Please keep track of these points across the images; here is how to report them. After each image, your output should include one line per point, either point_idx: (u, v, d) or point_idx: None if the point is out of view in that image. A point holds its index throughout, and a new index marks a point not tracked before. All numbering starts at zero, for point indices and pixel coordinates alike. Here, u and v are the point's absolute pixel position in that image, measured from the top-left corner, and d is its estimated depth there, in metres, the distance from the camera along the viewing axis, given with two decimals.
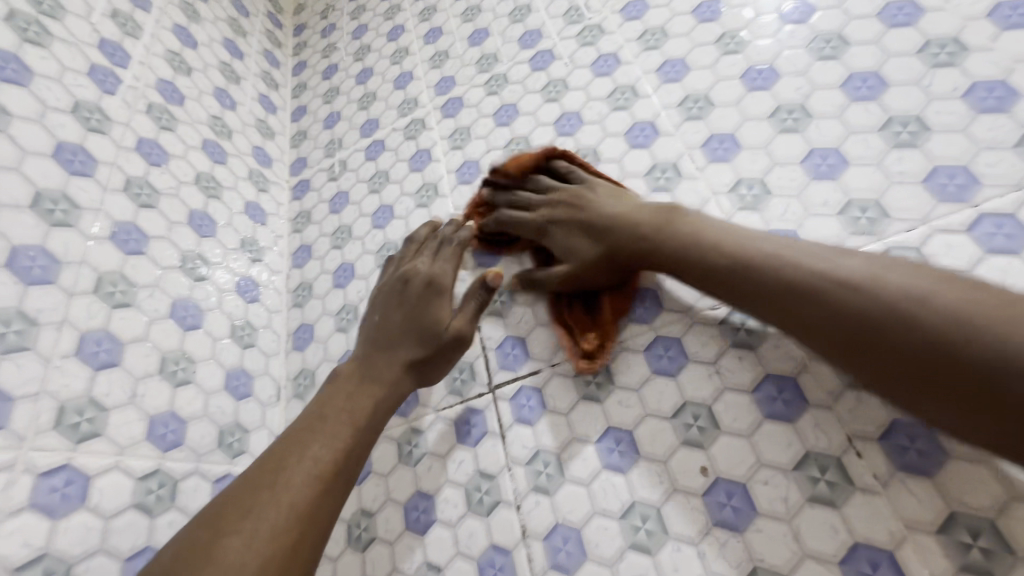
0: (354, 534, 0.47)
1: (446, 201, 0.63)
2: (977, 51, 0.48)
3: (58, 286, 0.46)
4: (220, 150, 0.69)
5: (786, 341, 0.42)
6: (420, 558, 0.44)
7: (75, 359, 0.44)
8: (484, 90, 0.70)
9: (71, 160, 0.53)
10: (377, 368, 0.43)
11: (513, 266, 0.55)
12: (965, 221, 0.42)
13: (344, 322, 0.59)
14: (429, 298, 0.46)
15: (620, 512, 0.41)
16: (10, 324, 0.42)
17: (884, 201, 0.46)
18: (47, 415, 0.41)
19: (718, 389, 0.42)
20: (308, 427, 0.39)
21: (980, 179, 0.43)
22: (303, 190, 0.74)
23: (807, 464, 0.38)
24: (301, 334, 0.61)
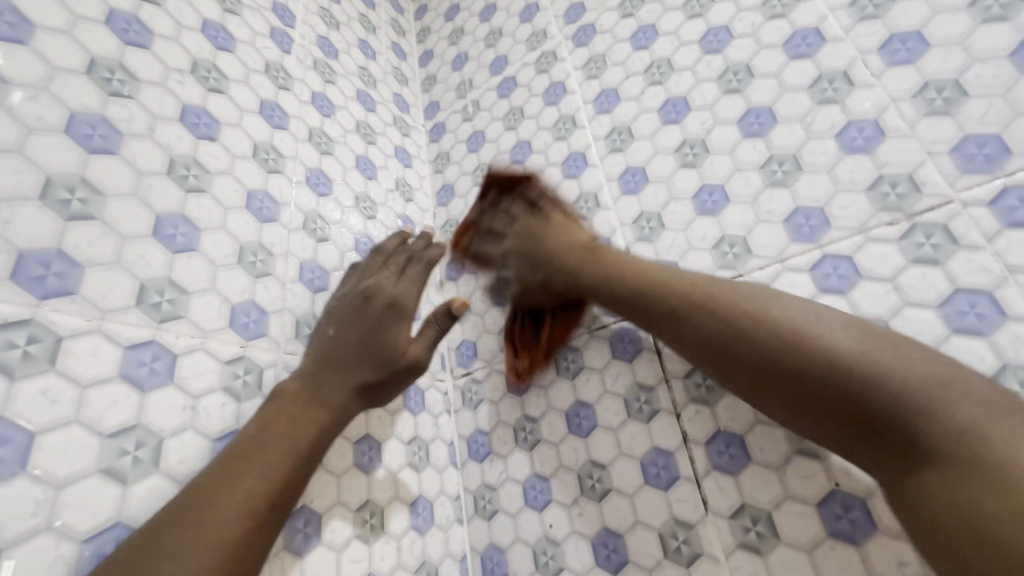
0: (521, 435, 0.61)
1: (585, 132, 0.69)
2: None
3: (281, 222, 0.56)
4: (370, 100, 0.77)
5: (982, 255, 0.43)
6: (585, 456, 0.56)
7: (301, 284, 0.54)
8: (619, 13, 0.72)
9: (272, 115, 0.61)
10: (326, 389, 0.43)
11: (661, 191, 0.60)
12: None
13: None
14: (390, 319, 0.47)
15: None
16: (257, 254, 0.52)
17: None
18: (290, 326, 0.52)
19: (897, 305, 0.45)
20: (244, 453, 0.38)
21: None
22: (439, 133, 0.84)
23: (1005, 377, 0.40)
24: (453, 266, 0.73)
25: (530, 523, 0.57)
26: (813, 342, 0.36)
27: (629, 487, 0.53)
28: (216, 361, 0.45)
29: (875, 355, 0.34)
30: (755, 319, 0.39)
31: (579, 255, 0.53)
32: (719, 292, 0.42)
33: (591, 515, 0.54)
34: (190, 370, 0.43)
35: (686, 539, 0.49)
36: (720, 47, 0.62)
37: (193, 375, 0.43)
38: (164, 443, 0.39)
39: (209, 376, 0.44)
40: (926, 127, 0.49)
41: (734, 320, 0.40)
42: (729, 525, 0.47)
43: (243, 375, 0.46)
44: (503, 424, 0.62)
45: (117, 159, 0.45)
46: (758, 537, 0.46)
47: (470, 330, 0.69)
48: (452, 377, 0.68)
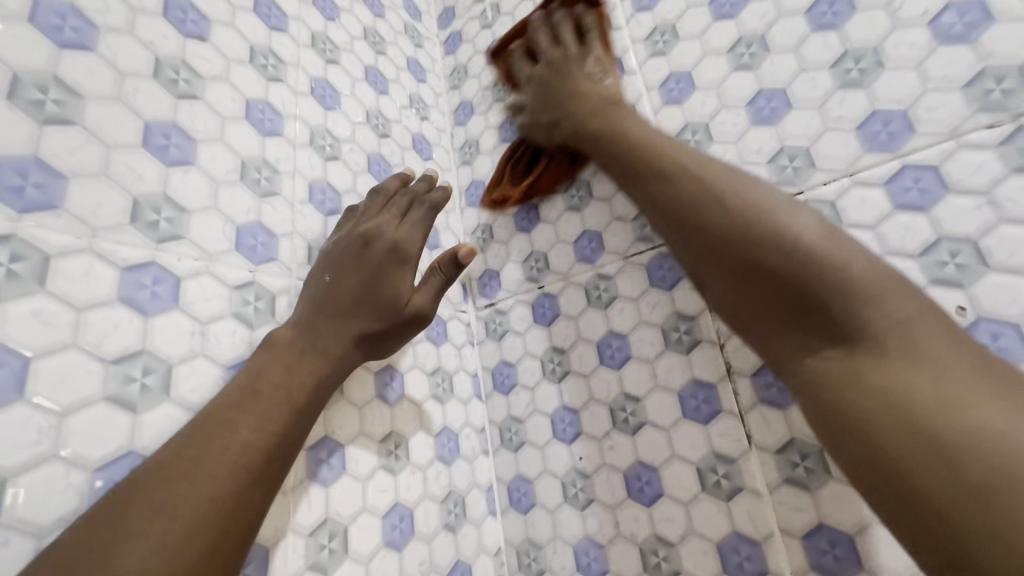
0: (549, 367, 0.58)
1: (622, 33, 0.60)
2: None
3: (286, 137, 0.50)
4: (378, 3, 0.69)
5: None
6: (617, 388, 0.53)
7: (311, 205, 0.50)
8: None
9: (269, 15, 0.54)
10: (322, 338, 0.39)
11: (710, 99, 0.53)
12: None
13: None
14: (391, 264, 0.43)
15: None
16: (261, 171, 0.47)
17: None
18: (302, 250, 0.48)
19: (991, 222, 0.40)
20: (236, 403, 0.34)
21: None
22: (455, 43, 0.75)
23: None
24: (473, 191, 0.68)
25: (558, 455, 0.55)
26: (780, 226, 0.34)
27: (665, 420, 0.50)
28: (224, 286, 0.41)
29: (843, 253, 0.32)
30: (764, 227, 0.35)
31: (594, 108, 0.50)
32: (726, 189, 0.38)
33: (624, 448, 0.51)
34: (196, 294, 0.39)
35: (727, 473, 0.46)
36: None
37: (200, 300, 0.40)
38: (174, 370, 0.37)
39: (218, 302, 0.41)
40: None
41: (742, 222, 0.36)
42: (775, 460, 0.45)
43: (254, 301, 0.43)
44: (530, 356, 0.59)
45: (94, 58, 0.39)
46: (807, 473, 0.43)
47: (492, 260, 0.64)
48: (474, 309, 0.65)
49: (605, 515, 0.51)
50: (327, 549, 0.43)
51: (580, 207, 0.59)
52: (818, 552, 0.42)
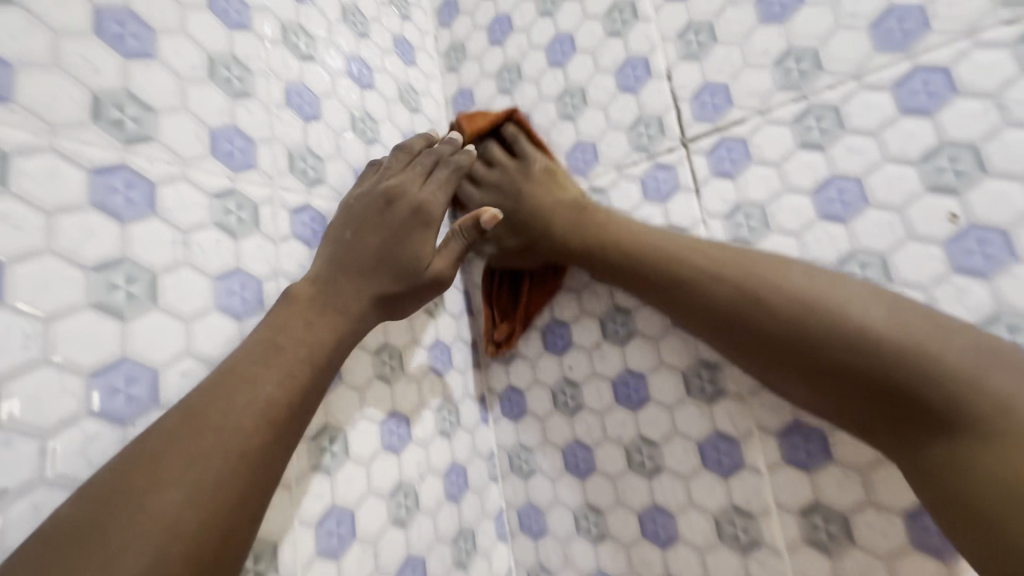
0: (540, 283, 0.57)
1: None
2: None
3: (255, 33, 0.46)
4: None
5: None
6: (607, 302, 0.54)
7: (289, 110, 0.46)
8: None
9: None
10: (342, 296, 0.38)
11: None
12: None
13: (507, 83, 0.60)
14: (415, 225, 0.42)
15: (836, 261, 0.43)
16: (231, 69, 0.43)
17: None
18: (283, 159, 0.45)
19: (996, 126, 0.40)
20: (258, 356, 0.33)
21: None
22: None
23: None
24: (460, 100, 0.64)
25: (549, 366, 0.57)
26: (765, 302, 0.38)
27: (653, 331, 0.51)
28: (202, 194, 0.39)
29: (823, 306, 0.36)
30: (715, 273, 0.41)
31: (565, 216, 0.48)
32: (709, 265, 0.41)
33: (613, 359, 0.53)
34: (174, 203, 0.37)
35: (711, 377, 0.49)
36: None
37: (181, 207, 0.38)
38: (160, 281, 0.36)
39: (198, 211, 0.39)
40: None
41: (740, 304, 0.39)
42: None
43: (236, 211, 0.41)
44: None
45: None
46: None
47: None
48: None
49: (592, 420, 0.54)
50: (329, 453, 0.44)
51: (574, 114, 0.56)
52: (791, 447, 0.45)
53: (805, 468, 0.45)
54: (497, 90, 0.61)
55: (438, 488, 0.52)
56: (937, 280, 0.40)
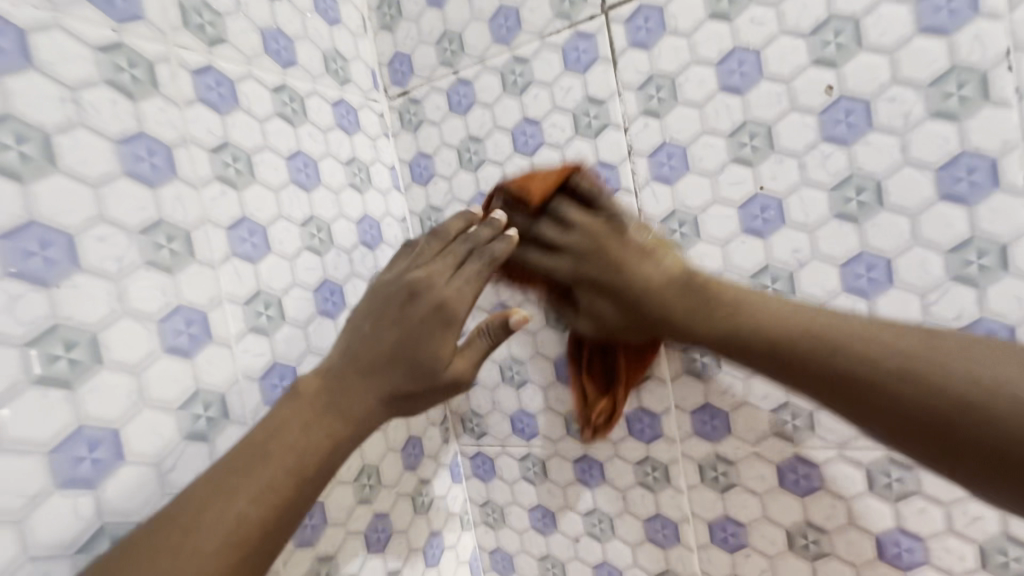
0: None
1: None
2: None
3: (148, 21, 0.44)
4: None
5: (1003, 114, 0.43)
6: None
7: (202, 104, 0.47)
8: None
9: None
10: (347, 398, 0.41)
11: None
12: None
13: (448, 55, 0.64)
14: (433, 326, 0.43)
15: (753, 272, 0.52)
16: (134, 66, 0.42)
17: None
18: (203, 162, 0.46)
19: (898, 163, 0.46)
20: (246, 464, 0.36)
21: None
22: None
23: (967, 247, 0.45)
24: (398, 66, 0.68)
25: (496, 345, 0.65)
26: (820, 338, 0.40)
27: None
28: (122, 213, 0.41)
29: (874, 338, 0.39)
30: (876, 373, 0.38)
31: (658, 281, 0.47)
32: (770, 311, 0.43)
33: (554, 340, 0.62)
34: (62, 208, 0.37)
35: None
36: None
37: (92, 115, 0.40)
38: (79, 240, 0.38)
39: (87, 210, 0.39)
40: None
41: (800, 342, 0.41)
42: (678, 355, 0.57)
43: (167, 244, 0.43)
44: None
45: None
46: (703, 365, 0.56)
47: (425, 142, 0.68)
48: (407, 194, 0.70)
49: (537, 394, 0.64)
50: (204, 419, 0.44)
51: (521, 89, 0.60)
52: (700, 422, 0.57)
53: (710, 441, 0.57)
54: (437, 61, 0.65)
55: (380, 443, 0.61)
56: (831, 295, 0.50)
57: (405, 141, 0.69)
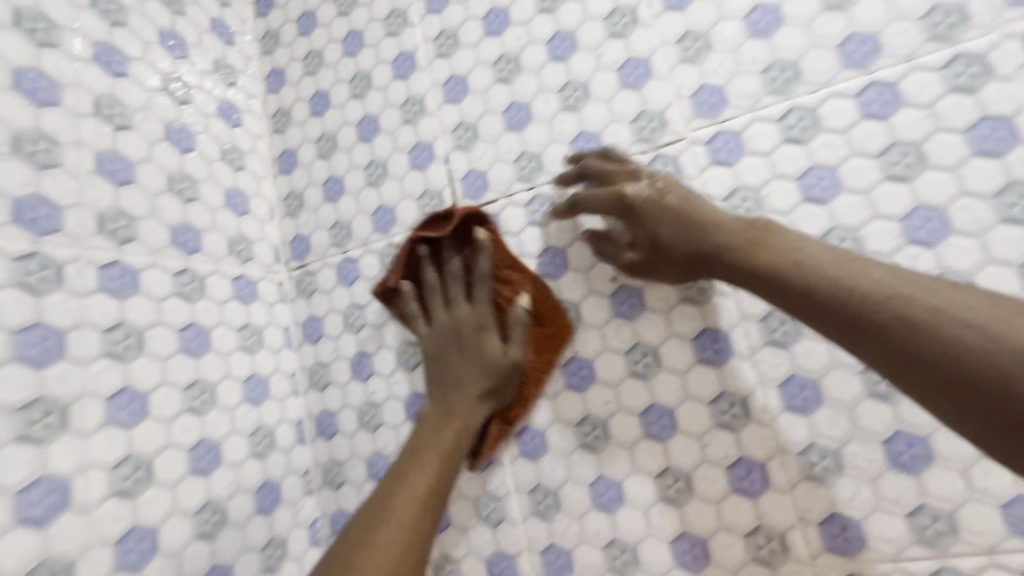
0: (366, 419, 0.74)
1: (432, 120, 0.74)
2: (974, 25, 0.53)
3: (65, 232, 0.55)
4: (179, 43, 0.73)
5: (727, 301, 0.59)
6: None
7: (101, 293, 0.57)
8: (464, 8, 0.73)
9: (34, 89, 0.56)
10: (456, 403, 0.60)
11: (499, 197, 0.69)
12: (902, 212, 0.54)
13: (339, 238, 0.78)
14: (477, 338, 0.62)
15: (577, 420, 0.63)
16: (46, 267, 0.53)
17: (840, 172, 0.56)
18: (93, 342, 0.55)
19: (667, 334, 0.60)
20: (406, 458, 0.57)
21: (927, 163, 0.54)
22: (279, 82, 0.84)
23: (722, 400, 0.58)
24: (298, 245, 0.81)
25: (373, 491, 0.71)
26: (860, 283, 0.42)
27: None
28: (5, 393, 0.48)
29: (918, 288, 0.40)
30: (936, 321, 0.38)
31: (719, 230, 0.51)
32: (828, 258, 0.45)
33: None
34: None
35: (494, 507, 0.66)
36: (564, 57, 0.67)
37: None
38: None
39: None
40: (710, 174, 0.61)
41: (842, 283, 0.43)
42: (526, 497, 0.64)
43: (42, 417, 0.50)
44: (347, 407, 0.75)
45: None
46: (545, 506, 0.64)
47: (317, 307, 0.79)
48: (298, 351, 0.79)
49: None
50: None
51: None
52: (547, 561, 0.63)
53: None
54: (330, 242, 0.79)
55: None
56: (635, 440, 0.60)
57: (300, 306, 0.80)
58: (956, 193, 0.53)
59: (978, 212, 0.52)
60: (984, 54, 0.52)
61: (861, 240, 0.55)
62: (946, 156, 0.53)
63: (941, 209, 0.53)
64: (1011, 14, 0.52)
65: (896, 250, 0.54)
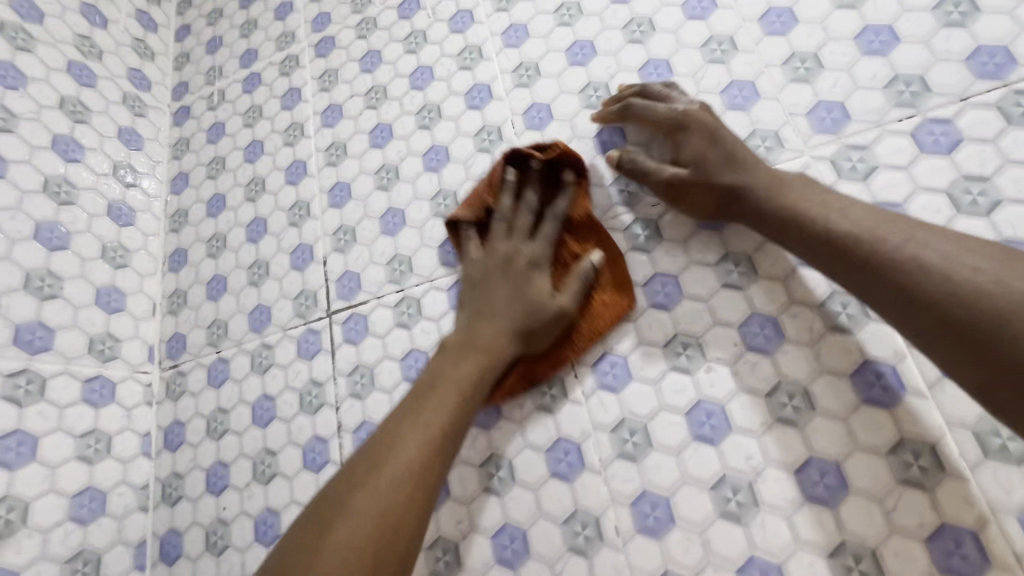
0: (212, 540, 0.66)
1: (316, 223, 0.75)
2: (788, 149, 0.57)
3: None
4: (74, 148, 0.76)
5: (579, 409, 0.56)
6: None
7: None
8: (354, 123, 0.79)
9: None
10: (477, 334, 0.53)
11: (370, 299, 0.69)
12: (740, 318, 0.54)
13: (214, 337, 0.76)
14: (497, 273, 0.55)
15: (428, 544, 0.57)
16: None
17: (682, 279, 0.57)
18: None
19: (521, 445, 0.57)
20: (419, 396, 0.50)
21: (757, 271, 0.55)
22: (182, 184, 0.87)
23: (574, 519, 0.53)
24: (174, 343, 0.78)
25: None
26: (876, 239, 0.44)
27: None
28: None
29: (927, 248, 0.41)
30: (931, 282, 0.40)
31: (754, 174, 0.52)
32: (848, 207, 0.47)
33: None
34: None
35: None
36: (437, 167, 0.71)
37: None
38: None
39: None
40: None
41: (857, 232, 0.45)
42: None
43: None
44: (195, 526, 0.68)
45: None
46: None
47: (182, 411, 0.74)
48: (155, 460, 0.72)
49: None
50: None
51: (264, 370, 0.71)
52: None
53: None
54: (206, 341, 0.76)
55: None
56: (485, 568, 0.54)
57: (166, 409, 0.75)
58: (787, 300, 0.53)
59: (809, 320, 0.52)
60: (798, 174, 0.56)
61: (706, 347, 0.54)
62: (774, 265, 0.54)
63: (775, 316, 0.53)
64: (818, 139, 0.57)
65: (737, 356, 0.53)
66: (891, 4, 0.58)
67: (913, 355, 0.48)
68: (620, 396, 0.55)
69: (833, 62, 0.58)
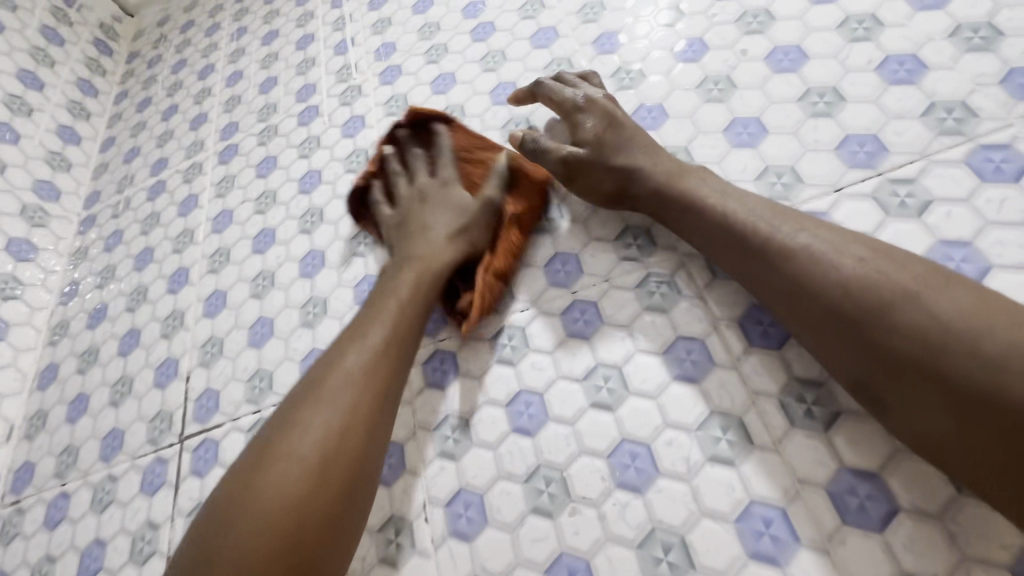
0: None
1: (187, 334, 0.70)
2: (662, 248, 0.52)
3: None
4: None
5: (425, 563, 0.46)
6: None
7: None
8: (242, 228, 0.76)
9: None
10: (402, 265, 0.52)
11: (225, 422, 0.61)
12: (609, 447, 0.45)
13: (61, 466, 0.67)
14: (417, 207, 0.56)
15: None
16: None
17: (547, 397, 0.49)
18: None
19: None
20: (325, 366, 0.46)
21: (628, 387, 0.47)
22: (71, 295, 0.83)
23: None
24: (21, 474, 0.69)
25: None
26: (768, 231, 0.41)
27: None
28: None
29: (819, 242, 0.39)
30: (833, 283, 0.37)
31: (653, 157, 0.50)
32: (735, 194, 0.45)
33: None
34: None
35: None
36: (312, 272, 0.66)
37: None
38: None
39: None
40: (425, 397, 0.53)
41: (745, 223, 0.43)
42: None
43: None
44: None
45: None
46: None
47: (9, 559, 0.64)
48: None
49: None
50: None
51: (103, 508, 0.62)
52: None
53: None
54: (52, 471, 0.67)
55: None
56: None
57: None
58: (663, 424, 0.45)
59: (684, 448, 0.43)
60: (672, 275, 0.50)
61: (570, 483, 0.45)
62: (647, 380, 0.47)
63: (648, 443, 0.44)
64: None
65: (604, 495, 0.44)
66: (757, 97, 0.56)
67: (806, 496, 0.39)
68: (471, 547, 0.45)
69: (703, 155, 0.55)
